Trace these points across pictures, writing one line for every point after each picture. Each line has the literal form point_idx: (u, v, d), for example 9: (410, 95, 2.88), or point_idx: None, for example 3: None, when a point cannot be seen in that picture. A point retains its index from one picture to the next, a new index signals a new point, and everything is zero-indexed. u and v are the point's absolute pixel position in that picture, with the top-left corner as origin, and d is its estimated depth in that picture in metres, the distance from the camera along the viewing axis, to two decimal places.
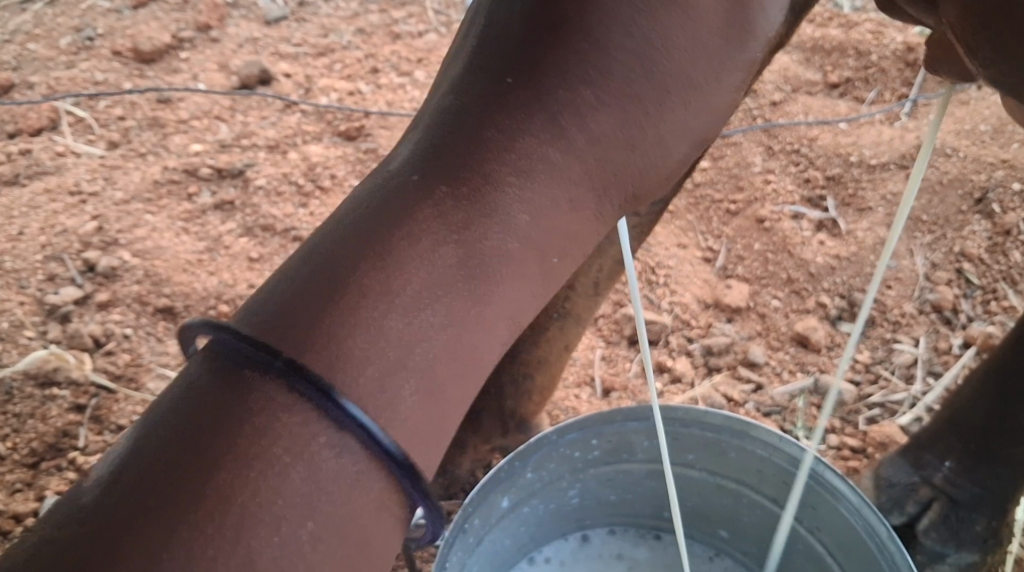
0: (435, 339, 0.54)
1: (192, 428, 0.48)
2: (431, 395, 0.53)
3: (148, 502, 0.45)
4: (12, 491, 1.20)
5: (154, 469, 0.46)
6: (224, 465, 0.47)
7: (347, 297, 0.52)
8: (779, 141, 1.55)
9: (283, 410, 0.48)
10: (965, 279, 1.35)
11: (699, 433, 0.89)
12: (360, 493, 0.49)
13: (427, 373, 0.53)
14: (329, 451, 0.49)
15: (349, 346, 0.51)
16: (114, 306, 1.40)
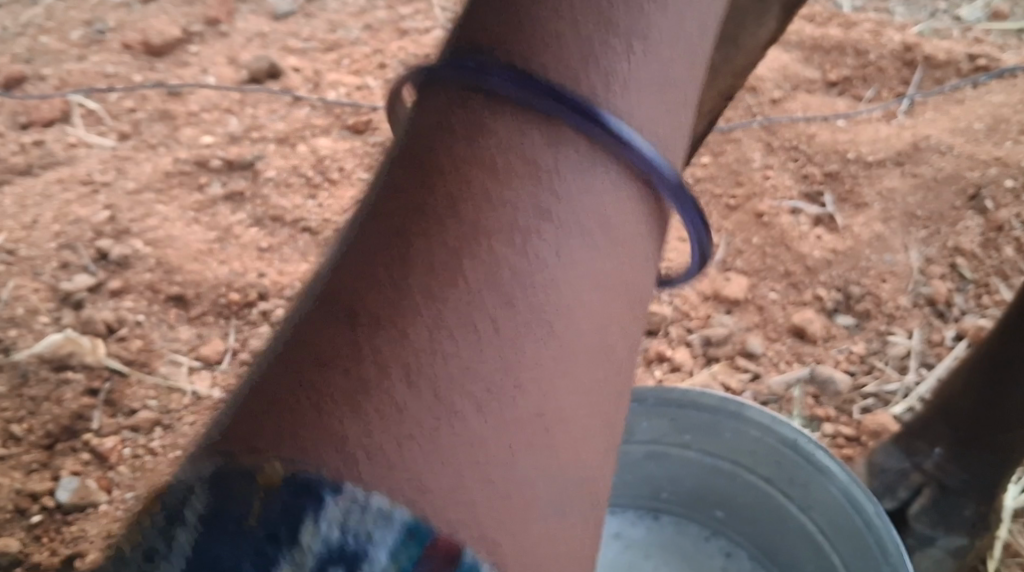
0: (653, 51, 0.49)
1: (433, 168, 0.42)
2: (657, 105, 0.48)
3: (418, 253, 0.39)
4: (28, 470, 1.24)
5: (408, 220, 0.40)
6: (490, 205, 0.41)
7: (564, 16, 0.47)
8: (779, 138, 1.58)
9: (528, 136, 0.43)
10: (958, 272, 1.39)
11: (695, 415, 0.92)
12: (619, 224, 0.44)
13: (652, 85, 0.48)
14: (582, 177, 0.44)
15: (578, 61, 0.46)
16: (126, 293, 1.43)
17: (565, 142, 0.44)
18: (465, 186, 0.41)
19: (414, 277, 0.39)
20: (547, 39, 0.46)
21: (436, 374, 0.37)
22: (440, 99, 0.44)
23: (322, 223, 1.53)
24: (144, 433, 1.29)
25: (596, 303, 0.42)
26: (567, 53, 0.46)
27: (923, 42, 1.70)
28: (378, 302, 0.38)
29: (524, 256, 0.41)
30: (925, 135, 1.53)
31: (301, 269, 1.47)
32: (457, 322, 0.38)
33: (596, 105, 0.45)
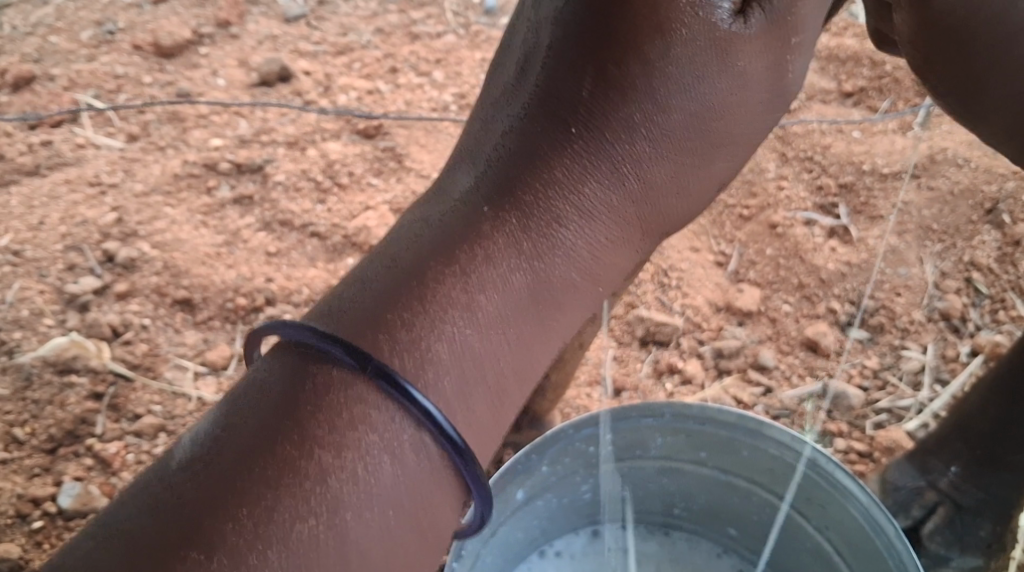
0: (499, 342, 0.62)
1: (286, 419, 0.58)
2: (487, 394, 0.62)
3: (243, 480, 0.56)
4: (30, 475, 1.22)
5: (262, 450, 0.57)
6: (322, 455, 0.57)
7: (429, 315, 0.61)
8: (793, 148, 1.56)
9: (360, 408, 0.58)
10: (974, 287, 1.37)
11: (711, 431, 0.90)
12: (423, 485, 0.58)
13: (487, 372, 0.62)
14: (403, 436, 0.58)
15: (424, 358, 0.60)
16: (132, 296, 1.42)
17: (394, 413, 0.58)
18: (309, 434, 0.57)
19: (252, 490, 0.55)
20: (446, 293, 0.62)
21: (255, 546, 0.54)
22: (307, 356, 0.59)
23: (330, 229, 1.52)
24: (148, 439, 1.28)
25: (388, 533, 0.58)
26: (455, 303, 0.62)
27: None
28: (225, 493, 0.55)
29: (323, 489, 0.57)
30: (942, 147, 1.51)
31: (309, 274, 1.46)
32: (286, 501, 0.56)
33: (445, 376, 0.60)
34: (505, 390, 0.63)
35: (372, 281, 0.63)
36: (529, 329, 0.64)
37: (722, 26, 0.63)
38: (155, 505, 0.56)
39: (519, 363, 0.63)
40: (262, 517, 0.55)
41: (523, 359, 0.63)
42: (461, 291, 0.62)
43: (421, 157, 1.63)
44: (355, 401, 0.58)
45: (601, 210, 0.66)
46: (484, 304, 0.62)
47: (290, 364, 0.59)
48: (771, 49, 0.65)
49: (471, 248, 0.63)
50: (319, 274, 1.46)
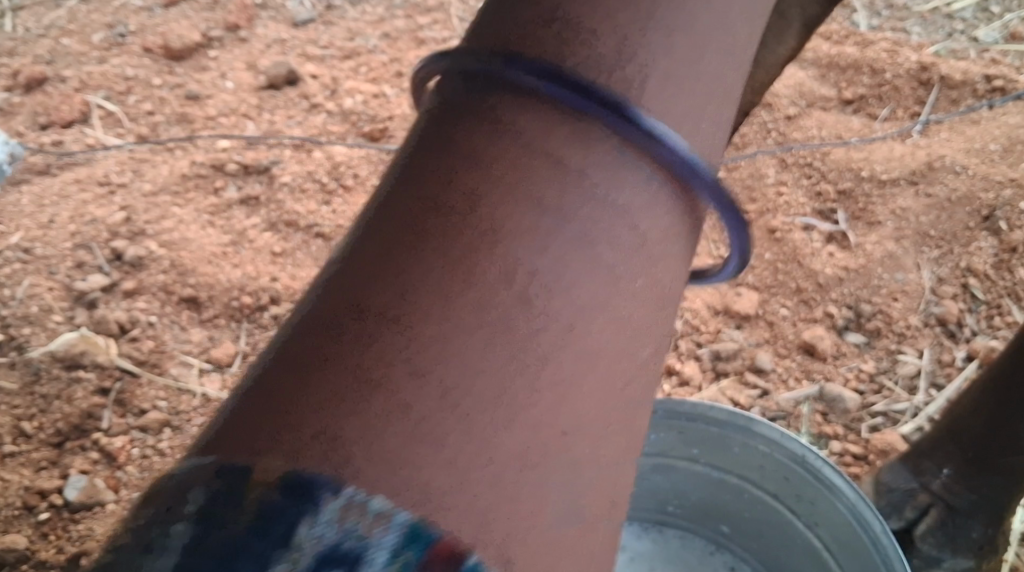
0: (678, 77, 0.43)
1: (415, 202, 0.37)
2: (676, 117, 0.42)
3: (384, 297, 0.34)
4: (37, 468, 1.25)
5: (385, 255, 0.35)
6: (476, 231, 0.36)
7: (573, 49, 0.41)
8: (793, 154, 1.58)
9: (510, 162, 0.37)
10: (970, 293, 1.39)
11: (703, 428, 0.92)
12: (642, 252, 0.39)
13: (676, 104, 0.43)
14: (598, 183, 0.38)
15: (582, 71, 0.41)
16: (140, 294, 1.44)
17: (575, 156, 0.38)
18: (456, 208, 0.36)
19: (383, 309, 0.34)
20: (580, 15, 0.42)
21: (418, 381, 0.33)
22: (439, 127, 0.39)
23: (335, 229, 1.54)
24: (153, 434, 1.30)
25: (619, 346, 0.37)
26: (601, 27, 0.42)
27: (939, 62, 1.69)
28: (354, 357, 0.33)
29: (509, 286, 0.35)
30: (940, 155, 1.52)
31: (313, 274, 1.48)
32: (463, 328, 0.34)
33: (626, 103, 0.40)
34: (695, 129, 0.43)
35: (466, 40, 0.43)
36: (701, 50, 0.45)
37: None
38: (243, 424, 0.32)
39: (704, 96, 0.44)
40: (431, 356, 0.33)
41: (710, 93, 0.45)
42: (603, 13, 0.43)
43: None
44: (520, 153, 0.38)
45: None
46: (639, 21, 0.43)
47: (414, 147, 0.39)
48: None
49: None
50: None
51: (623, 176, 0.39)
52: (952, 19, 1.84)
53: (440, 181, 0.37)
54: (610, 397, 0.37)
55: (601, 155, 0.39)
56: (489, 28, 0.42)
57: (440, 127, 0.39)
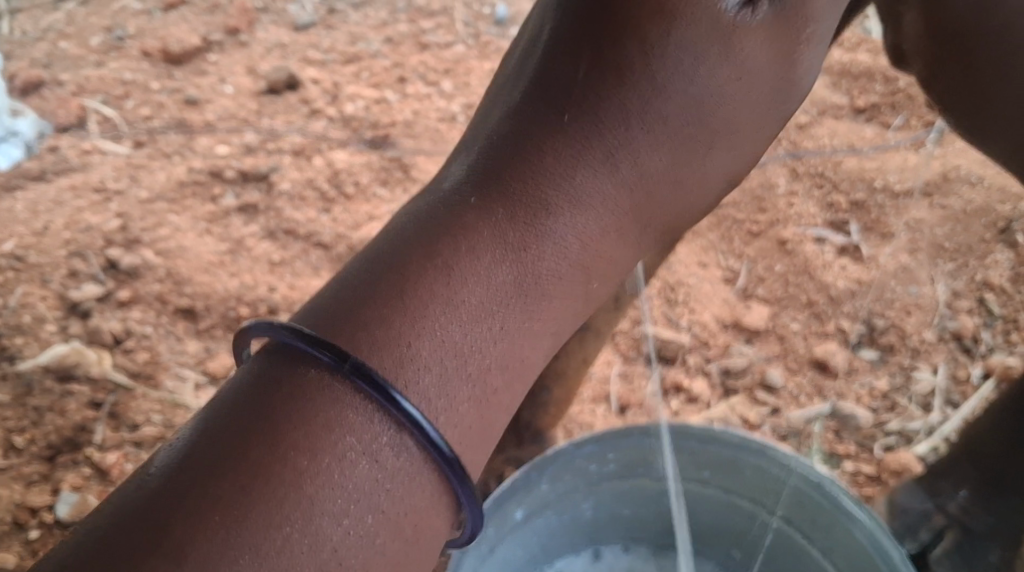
0: (474, 354, 0.67)
1: (263, 417, 0.62)
2: (463, 393, 0.66)
3: (230, 474, 0.60)
4: (28, 483, 1.22)
5: (233, 445, 0.61)
6: (291, 442, 0.61)
7: (414, 316, 0.66)
8: (804, 164, 1.53)
9: (346, 411, 0.62)
10: (987, 308, 1.35)
11: (714, 451, 0.89)
12: (399, 483, 0.63)
13: (467, 377, 0.66)
14: (381, 433, 0.63)
15: (416, 341, 0.65)
16: (135, 304, 1.41)
17: (360, 416, 0.62)
18: (287, 427, 0.62)
19: (240, 486, 0.59)
20: (426, 297, 0.66)
21: (236, 524, 0.58)
22: (282, 362, 0.64)
23: (335, 238, 1.51)
24: (147, 448, 1.26)
25: (368, 537, 0.62)
26: (434, 307, 0.66)
27: None
28: (202, 501, 0.59)
29: (304, 485, 0.61)
30: (955, 165, 1.49)
31: (312, 284, 1.45)
32: (265, 503, 0.59)
33: (411, 378, 0.64)
34: (471, 403, 0.66)
35: (353, 288, 0.67)
36: (497, 337, 0.69)
37: (726, 22, 0.73)
38: (127, 514, 0.58)
39: (486, 382, 0.67)
40: (248, 514, 0.59)
41: (498, 374, 0.68)
42: (437, 297, 0.67)
43: (429, 167, 1.61)
44: (333, 398, 0.62)
45: (580, 210, 0.72)
46: (459, 305, 0.67)
47: (271, 368, 0.64)
48: (776, 42, 0.75)
49: (454, 252, 0.68)
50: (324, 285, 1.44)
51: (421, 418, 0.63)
52: None
53: (279, 404, 0.62)
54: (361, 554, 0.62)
55: (397, 412, 0.62)
56: (373, 288, 0.66)
57: (280, 359, 0.64)
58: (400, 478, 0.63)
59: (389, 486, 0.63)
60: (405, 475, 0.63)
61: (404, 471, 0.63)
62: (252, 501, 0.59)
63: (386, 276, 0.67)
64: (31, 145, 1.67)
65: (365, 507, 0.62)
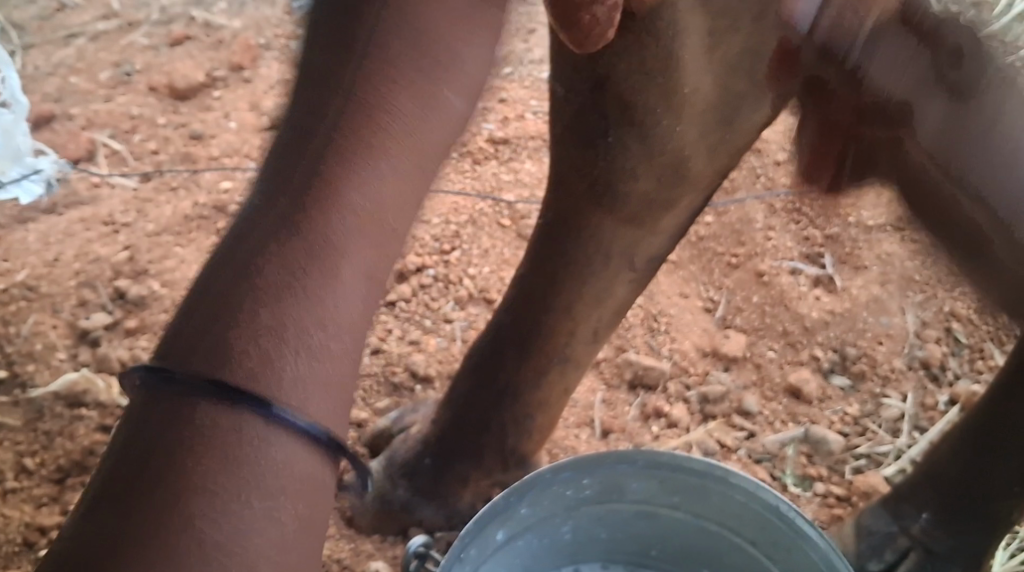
0: (311, 348, 0.67)
1: (163, 439, 0.60)
2: (310, 381, 0.66)
3: (152, 496, 0.58)
4: (38, 504, 1.28)
5: (153, 468, 0.59)
6: (196, 456, 0.60)
7: (251, 331, 0.65)
8: (781, 199, 1.60)
9: (224, 420, 0.61)
10: (953, 336, 1.43)
11: (684, 478, 0.95)
12: (294, 478, 0.63)
13: (321, 366, 0.67)
14: (259, 435, 0.62)
15: (256, 347, 0.65)
16: (141, 333, 1.48)
17: (245, 424, 0.62)
18: (188, 440, 0.60)
19: (193, 486, 0.58)
20: (252, 307, 0.66)
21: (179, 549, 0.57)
22: (154, 395, 0.62)
23: None
24: None
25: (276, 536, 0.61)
26: (262, 314, 0.65)
27: None
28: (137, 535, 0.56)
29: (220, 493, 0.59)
30: None
31: None
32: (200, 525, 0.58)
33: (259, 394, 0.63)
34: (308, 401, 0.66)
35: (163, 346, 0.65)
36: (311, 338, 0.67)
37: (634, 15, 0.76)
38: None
39: (318, 368, 0.67)
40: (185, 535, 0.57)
41: (324, 361, 0.67)
42: (265, 307, 0.66)
43: None
44: (215, 410, 0.61)
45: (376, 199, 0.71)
46: (281, 309, 0.66)
47: (148, 401, 0.62)
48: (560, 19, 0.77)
49: (268, 264, 0.67)
50: None
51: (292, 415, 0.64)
52: None
53: (177, 421, 0.61)
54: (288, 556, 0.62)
55: (269, 417, 0.63)
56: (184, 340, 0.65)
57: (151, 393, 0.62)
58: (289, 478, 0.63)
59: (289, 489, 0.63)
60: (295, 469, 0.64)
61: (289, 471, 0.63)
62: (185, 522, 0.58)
63: (204, 315, 0.66)
64: (52, 182, 1.73)
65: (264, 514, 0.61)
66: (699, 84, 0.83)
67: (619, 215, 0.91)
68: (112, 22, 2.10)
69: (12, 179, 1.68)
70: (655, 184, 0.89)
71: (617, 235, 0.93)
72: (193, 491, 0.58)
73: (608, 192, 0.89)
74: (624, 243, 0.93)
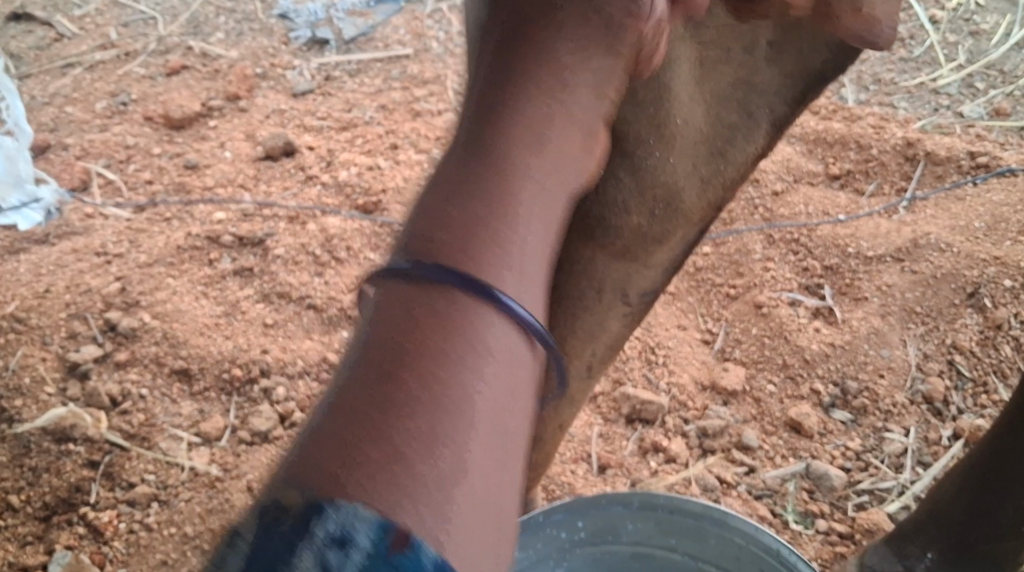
0: (531, 234, 0.57)
1: (389, 337, 0.51)
2: (536, 268, 0.57)
3: (376, 397, 0.49)
4: (23, 542, 1.27)
5: (379, 368, 0.50)
6: (428, 355, 0.50)
7: (473, 216, 0.56)
8: (779, 230, 1.59)
9: (460, 308, 0.52)
10: (956, 370, 1.40)
11: (679, 521, 0.94)
12: (526, 388, 0.53)
13: (541, 257, 0.58)
14: (493, 326, 0.53)
15: (479, 231, 0.55)
16: (132, 366, 1.45)
17: (478, 316, 0.53)
18: (416, 336, 0.51)
19: (425, 390, 0.49)
20: (471, 188, 0.57)
21: (406, 463, 0.47)
22: (393, 285, 0.53)
23: (327, 301, 1.56)
24: (140, 508, 1.31)
25: (514, 452, 0.51)
26: (485, 194, 0.57)
27: (924, 138, 1.72)
28: (365, 445, 0.47)
29: (456, 394, 0.50)
30: (925, 232, 1.54)
31: (304, 346, 1.50)
32: (429, 437, 0.48)
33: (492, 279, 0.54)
34: (536, 292, 0.56)
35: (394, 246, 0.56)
36: (531, 220, 0.57)
37: None
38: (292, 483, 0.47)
39: (537, 259, 0.57)
40: (410, 445, 0.47)
41: (541, 251, 0.58)
42: (483, 188, 0.57)
43: None
44: (445, 299, 0.53)
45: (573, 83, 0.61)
46: (502, 193, 0.57)
47: (384, 297, 0.53)
48: None
49: (489, 154, 0.58)
50: (314, 346, 1.49)
51: (524, 306, 0.54)
52: (937, 94, 1.85)
53: (404, 317, 0.52)
54: (515, 480, 0.51)
55: (508, 306, 0.54)
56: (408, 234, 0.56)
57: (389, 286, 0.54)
58: (516, 390, 0.53)
59: (520, 404, 0.53)
60: (520, 376, 0.53)
61: (519, 380, 0.53)
62: (412, 428, 0.48)
63: (422, 209, 0.57)
64: (51, 210, 1.73)
65: (503, 422, 0.51)
66: (690, 114, 0.84)
67: (612, 249, 0.89)
68: (109, 52, 2.09)
69: (12, 206, 1.70)
70: (647, 216, 0.87)
71: (611, 269, 0.90)
72: (408, 427, 0.48)
73: (600, 225, 0.86)
74: (617, 277, 0.91)
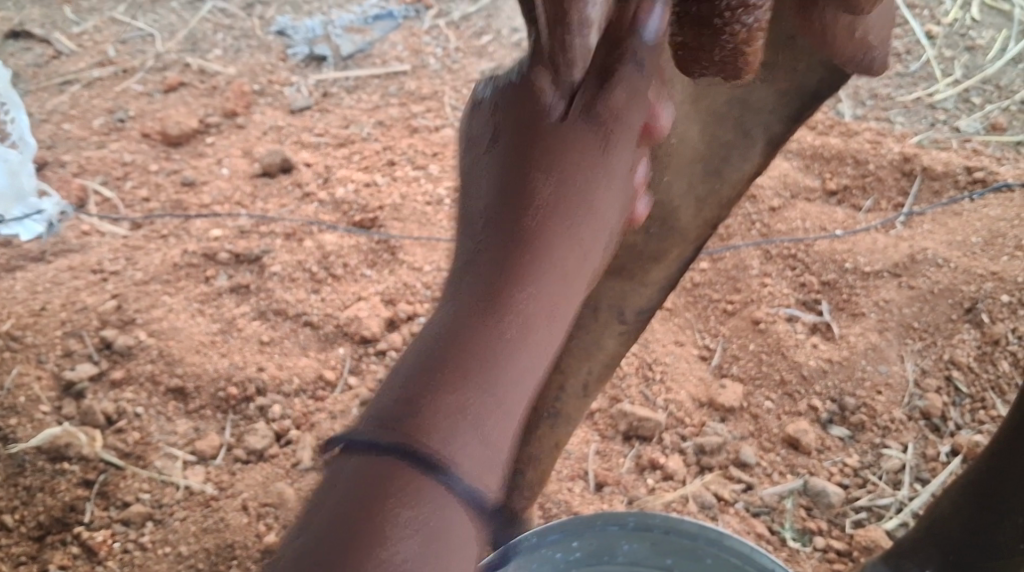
0: (485, 412, 0.62)
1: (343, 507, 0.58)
2: (484, 448, 0.61)
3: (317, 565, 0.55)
4: (16, 563, 1.27)
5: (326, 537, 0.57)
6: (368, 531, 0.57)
7: (431, 396, 0.61)
8: (776, 246, 1.59)
9: (408, 487, 0.58)
10: (954, 386, 1.40)
11: (675, 540, 0.94)
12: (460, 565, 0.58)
13: (494, 436, 0.62)
14: (434, 505, 0.58)
15: (434, 415, 0.60)
16: (127, 384, 1.45)
17: (420, 495, 0.58)
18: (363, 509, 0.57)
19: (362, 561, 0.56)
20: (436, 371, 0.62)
21: None
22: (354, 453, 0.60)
23: (324, 319, 1.55)
24: (135, 527, 1.31)
25: None
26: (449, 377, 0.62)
27: (921, 153, 1.72)
28: None
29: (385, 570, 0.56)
30: (922, 247, 1.53)
31: (301, 363, 1.49)
32: None
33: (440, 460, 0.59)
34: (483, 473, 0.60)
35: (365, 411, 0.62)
36: (489, 400, 0.62)
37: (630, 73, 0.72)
38: None
39: (484, 441, 0.61)
40: None
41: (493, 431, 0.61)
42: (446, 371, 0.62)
43: (414, 249, 1.66)
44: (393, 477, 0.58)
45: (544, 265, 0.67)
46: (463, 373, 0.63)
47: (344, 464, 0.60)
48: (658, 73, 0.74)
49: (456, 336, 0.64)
50: (310, 364, 1.49)
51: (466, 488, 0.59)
52: (934, 109, 1.85)
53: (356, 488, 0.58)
54: None
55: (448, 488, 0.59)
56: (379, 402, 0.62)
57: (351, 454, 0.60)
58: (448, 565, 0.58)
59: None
60: (454, 553, 0.58)
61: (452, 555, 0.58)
62: None
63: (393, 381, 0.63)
64: (53, 222, 1.73)
65: None
66: (684, 132, 0.84)
67: (607, 269, 0.90)
68: (107, 69, 2.10)
69: (13, 217, 1.69)
70: (643, 235, 0.89)
71: (606, 287, 0.91)
72: None
73: None
74: (613, 295, 0.92)
